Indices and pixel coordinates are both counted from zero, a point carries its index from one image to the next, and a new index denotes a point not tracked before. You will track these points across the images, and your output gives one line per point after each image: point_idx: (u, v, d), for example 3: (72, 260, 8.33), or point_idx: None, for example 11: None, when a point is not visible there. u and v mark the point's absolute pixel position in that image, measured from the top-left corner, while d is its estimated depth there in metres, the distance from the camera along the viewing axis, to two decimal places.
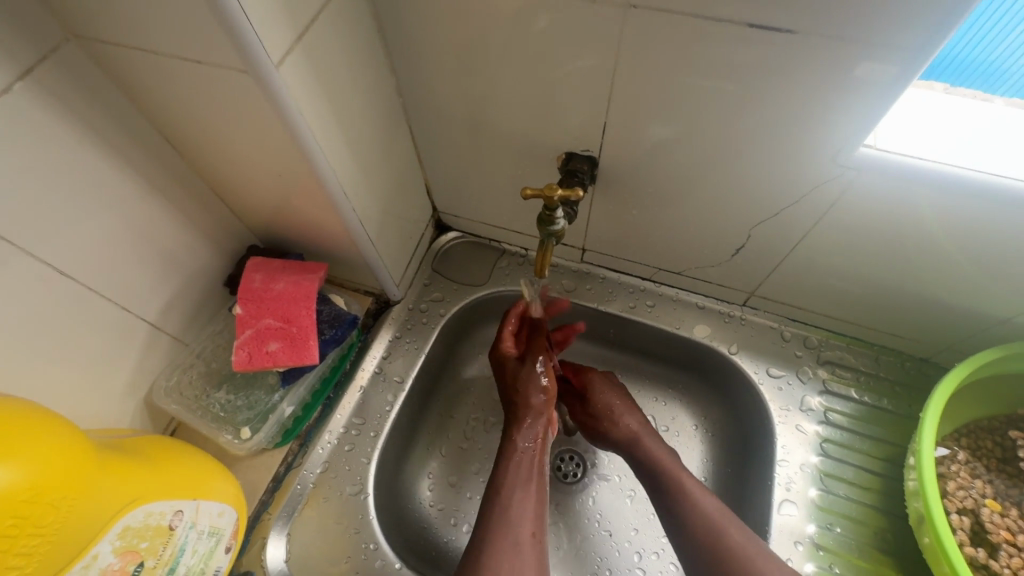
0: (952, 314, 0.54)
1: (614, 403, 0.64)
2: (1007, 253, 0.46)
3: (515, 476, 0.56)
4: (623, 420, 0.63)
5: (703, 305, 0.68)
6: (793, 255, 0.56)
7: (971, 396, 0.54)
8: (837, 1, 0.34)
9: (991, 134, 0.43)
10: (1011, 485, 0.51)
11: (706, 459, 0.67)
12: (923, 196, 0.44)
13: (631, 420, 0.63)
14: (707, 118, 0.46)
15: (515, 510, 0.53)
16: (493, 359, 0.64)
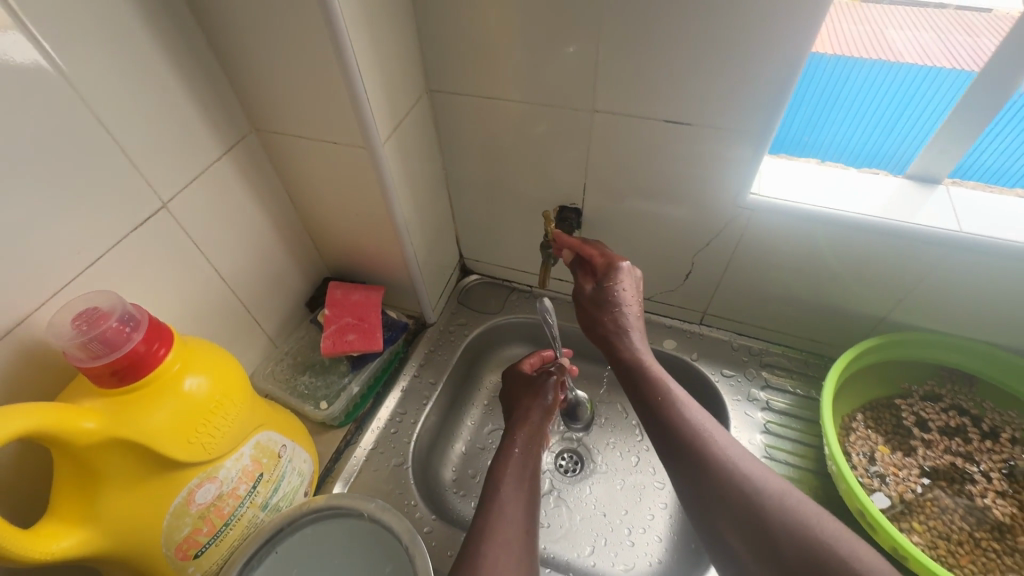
0: (848, 318, 0.73)
1: (622, 304, 0.64)
2: (864, 267, 0.67)
3: (512, 475, 0.58)
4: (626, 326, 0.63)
5: (669, 325, 0.87)
6: (729, 277, 0.76)
7: (870, 377, 0.71)
8: (714, 107, 0.59)
9: (836, 184, 0.66)
10: (899, 437, 0.67)
11: None
12: (798, 225, 0.66)
13: (630, 322, 0.64)
14: (650, 177, 0.69)
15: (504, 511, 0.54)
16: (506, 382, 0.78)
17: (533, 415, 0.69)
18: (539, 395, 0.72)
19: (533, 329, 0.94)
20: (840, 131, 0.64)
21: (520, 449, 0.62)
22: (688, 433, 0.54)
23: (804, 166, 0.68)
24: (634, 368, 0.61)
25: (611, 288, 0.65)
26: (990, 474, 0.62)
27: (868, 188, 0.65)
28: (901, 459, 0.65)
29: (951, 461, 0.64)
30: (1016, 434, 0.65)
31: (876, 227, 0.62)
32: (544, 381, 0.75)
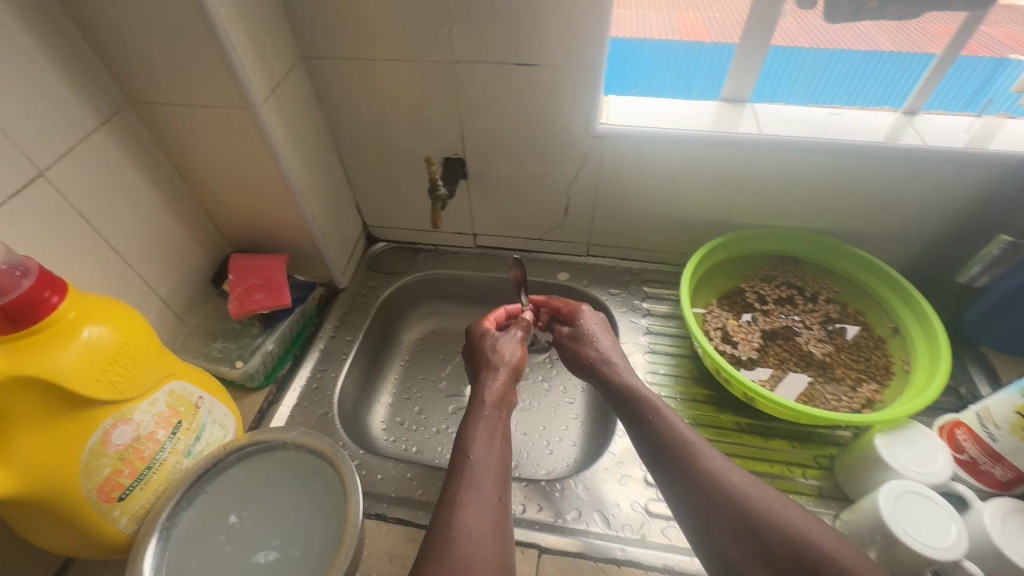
0: (698, 227, 0.87)
1: (598, 337, 0.72)
2: (700, 179, 0.80)
3: (481, 440, 0.57)
4: (603, 347, 0.71)
5: (562, 261, 0.98)
6: (600, 207, 0.88)
7: (723, 269, 0.84)
8: (554, 49, 0.69)
9: (668, 111, 0.78)
10: (745, 312, 0.81)
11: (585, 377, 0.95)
12: (644, 146, 0.77)
13: (608, 350, 0.71)
14: (516, 120, 0.78)
15: (477, 477, 0.53)
16: (470, 337, 0.75)
17: (499, 377, 0.67)
18: (508, 355, 0.70)
19: (442, 284, 1.01)
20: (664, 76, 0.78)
21: (488, 414, 0.61)
22: (677, 440, 0.57)
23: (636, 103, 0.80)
24: (618, 389, 0.66)
25: (583, 326, 0.74)
26: (809, 327, 0.78)
27: (694, 111, 0.78)
28: (746, 327, 0.79)
29: (784, 322, 0.79)
30: (829, 295, 0.82)
31: (701, 140, 0.75)
32: (515, 343, 0.73)
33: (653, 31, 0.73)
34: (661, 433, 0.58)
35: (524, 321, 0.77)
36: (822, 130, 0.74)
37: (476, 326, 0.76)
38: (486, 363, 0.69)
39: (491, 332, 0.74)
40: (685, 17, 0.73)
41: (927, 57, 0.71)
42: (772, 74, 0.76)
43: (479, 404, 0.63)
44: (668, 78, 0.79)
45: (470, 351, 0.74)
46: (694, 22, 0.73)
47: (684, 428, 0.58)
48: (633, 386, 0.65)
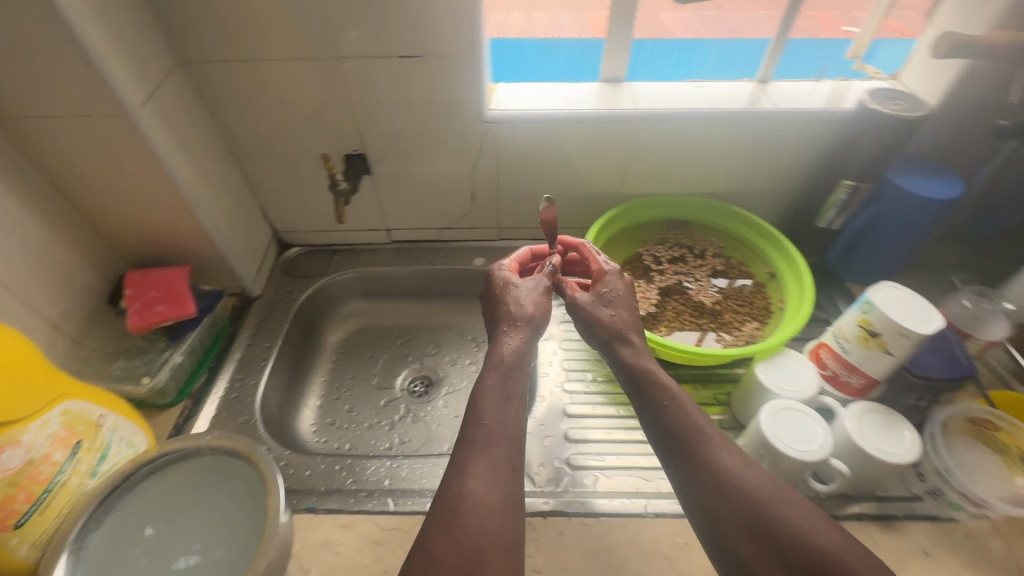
0: (596, 200, 0.93)
1: (618, 308, 0.66)
2: (590, 155, 0.86)
3: (493, 403, 0.55)
4: (618, 318, 0.65)
5: (476, 247, 1.02)
6: (503, 190, 0.92)
7: (623, 238, 0.91)
8: (434, 40, 0.72)
9: (553, 93, 0.84)
10: (643, 273, 0.88)
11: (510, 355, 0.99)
12: (533, 127, 0.82)
13: (627, 325, 0.64)
14: (410, 112, 0.81)
15: (483, 445, 0.51)
16: (490, 281, 0.70)
17: (518, 331, 0.63)
18: (530, 308, 0.65)
19: (361, 282, 1.02)
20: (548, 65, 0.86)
21: (504, 373, 0.58)
22: (690, 428, 0.54)
23: (524, 88, 0.85)
24: (631, 371, 0.61)
25: (607, 291, 0.67)
26: (698, 280, 0.86)
27: (577, 91, 0.84)
28: (644, 285, 0.86)
29: (677, 278, 0.86)
30: (715, 251, 0.90)
31: (584, 118, 0.81)
32: (542, 297, 0.67)
33: (531, 28, 0.83)
34: (673, 420, 0.55)
35: (549, 272, 0.70)
36: (689, 101, 0.82)
37: (498, 272, 0.71)
38: (507, 315, 0.65)
39: (515, 280, 0.69)
40: (552, 17, 0.83)
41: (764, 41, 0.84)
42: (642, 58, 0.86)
43: (496, 362, 0.59)
44: (547, 69, 0.86)
45: (489, 294, 0.70)
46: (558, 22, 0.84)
47: (698, 415, 0.55)
48: (644, 368, 0.61)
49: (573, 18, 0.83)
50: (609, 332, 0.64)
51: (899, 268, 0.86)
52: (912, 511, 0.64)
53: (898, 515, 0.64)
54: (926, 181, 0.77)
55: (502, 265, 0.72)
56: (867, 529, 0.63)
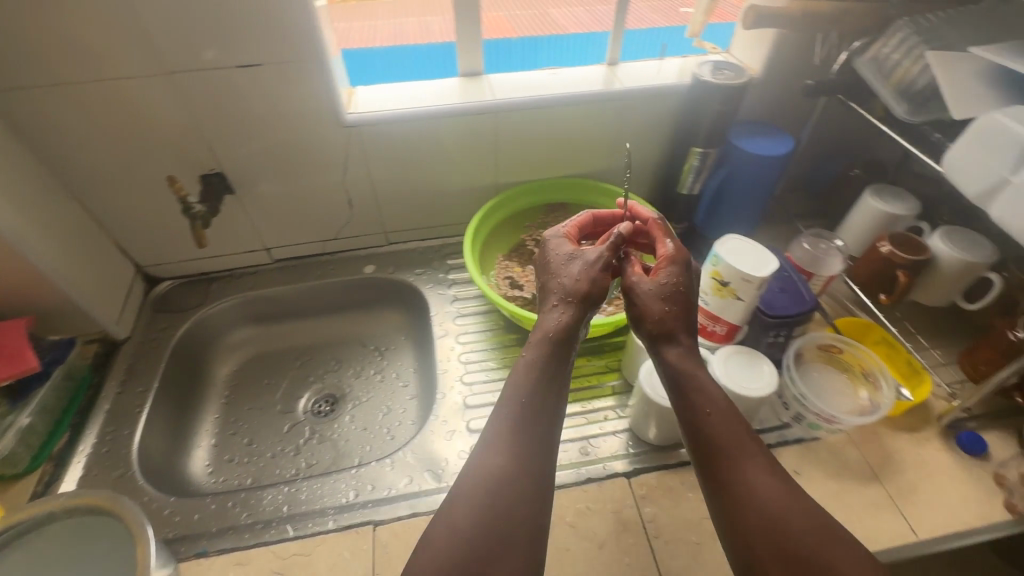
0: (474, 193, 0.95)
1: (675, 306, 0.55)
2: (459, 150, 0.88)
3: (521, 382, 0.53)
4: (665, 316, 0.55)
5: (365, 254, 1.00)
6: (380, 193, 0.91)
7: (506, 227, 0.93)
8: (273, 47, 0.70)
9: (412, 92, 0.84)
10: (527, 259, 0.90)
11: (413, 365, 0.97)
12: (396, 127, 0.82)
13: (680, 327, 0.55)
14: (263, 123, 0.78)
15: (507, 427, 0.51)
16: (546, 245, 0.63)
17: (562, 312, 0.56)
18: (585, 283, 0.57)
19: (247, 308, 0.96)
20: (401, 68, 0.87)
21: (537, 355, 0.54)
22: (728, 448, 0.50)
23: (382, 87, 0.84)
24: (679, 377, 0.54)
25: (667, 284, 0.56)
26: None
27: (435, 87, 0.85)
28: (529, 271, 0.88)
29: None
30: None
31: (443, 113, 0.82)
32: (603, 274, 0.58)
33: (376, 39, 0.86)
34: (712, 434, 0.51)
35: (614, 242, 0.59)
36: (544, 87, 0.85)
37: (552, 242, 0.64)
38: (553, 289, 0.59)
39: (571, 251, 0.61)
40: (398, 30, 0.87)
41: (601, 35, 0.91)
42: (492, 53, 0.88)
43: (531, 346, 0.55)
44: (402, 70, 0.87)
45: (540, 259, 0.63)
46: (406, 28, 0.87)
47: (738, 435, 0.51)
48: (691, 372, 0.54)
49: (417, 25, 0.87)
50: (654, 331, 0.55)
51: (755, 223, 0.95)
52: (784, 438, 0.71)
53: (773, 444, 0.70)
54: (761, 141, 0.86)
55: (559, 233, 0.65)
56: None
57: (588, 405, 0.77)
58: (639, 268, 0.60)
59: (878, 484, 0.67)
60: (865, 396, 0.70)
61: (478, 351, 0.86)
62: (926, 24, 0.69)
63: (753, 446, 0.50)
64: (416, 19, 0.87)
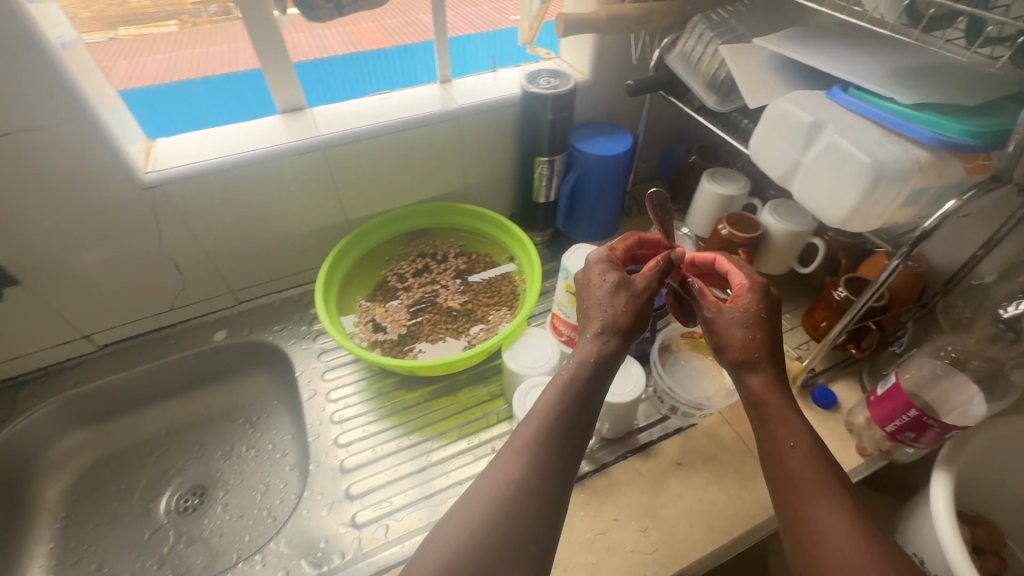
0: (324, 234, 0.88)
1: (757, 336, 0.56)
2: (293, 193, 0.80)
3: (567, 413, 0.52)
4: (750, 345, 0.55)
5: (214, 319, 0.89)
6: (213, 251, 0.81)
7: (364, 267, 0.88)
8: (22, 110, 0.59)
9: (222, 139, 0.75)
10: (387, 298, 0.85)
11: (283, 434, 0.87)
12: (210, 180, 0.73)
13: (763, 353, 0.55)
14: (36, 196, 0.66)
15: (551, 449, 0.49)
16: (597, 269, 0.59)
17: (617, 341, 0.55)
18: (623, 316, 0.55)
19: (73, 408, 0.82)
20: (212, 111, 0.78)
21: (585, 385, 0.53)
22: (806, 479, 0.50)
23: (185, 139, 0.75)
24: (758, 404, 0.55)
25: (748, 314, 0.56)
26: (446, 286, 0.86)
27: (251, 130, 0.77)
28: (391, 310, 0.83)
29: (424, 290, 0.86)
30: (457, 251, 0.91)
31: (261, 158, 0.74)
32: (651, 300, 0.56)
33: (172, 72, 0.76)
34: (790, 467, 0.51)
35: (662, 269, 0.58)
36: (373, 114, 0.80)
37: (595, 267, 0.59)
38: (609, 315, 0.56)
39: (616, 279, 0.57)
40: (197, 56, 0.77)
41: (428, 44, 0.87)
42: (314, 86, 0.83)
43: (590, 381, 0.54)
44: (202, 115, 0.78)
45: (584, 285, 0.59)
46: (186, 61, 0.76)
47: (821, 469, 0.51)
48: (773, 401, 0.54)
49: (219, 51, 0.78)
50: (739, 361, 0.56)
51: (615, 221, 0.97)
52: (664, 432, 0.72)
53: (655, 440, 0.72)
54: (602, 142, 0.87)
55: (605, 256, 0.59)
56: (632, 464, 0.69)
57: (472, 442, 0.74)
58: (710, 297, 0.59)
59: (751, 458, 0.70)
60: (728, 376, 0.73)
61: (353, 404, 0.79)
62: (718, 19, 0.73)
63: (830, 479, 0.50)
64: (217, 45, 0.77)
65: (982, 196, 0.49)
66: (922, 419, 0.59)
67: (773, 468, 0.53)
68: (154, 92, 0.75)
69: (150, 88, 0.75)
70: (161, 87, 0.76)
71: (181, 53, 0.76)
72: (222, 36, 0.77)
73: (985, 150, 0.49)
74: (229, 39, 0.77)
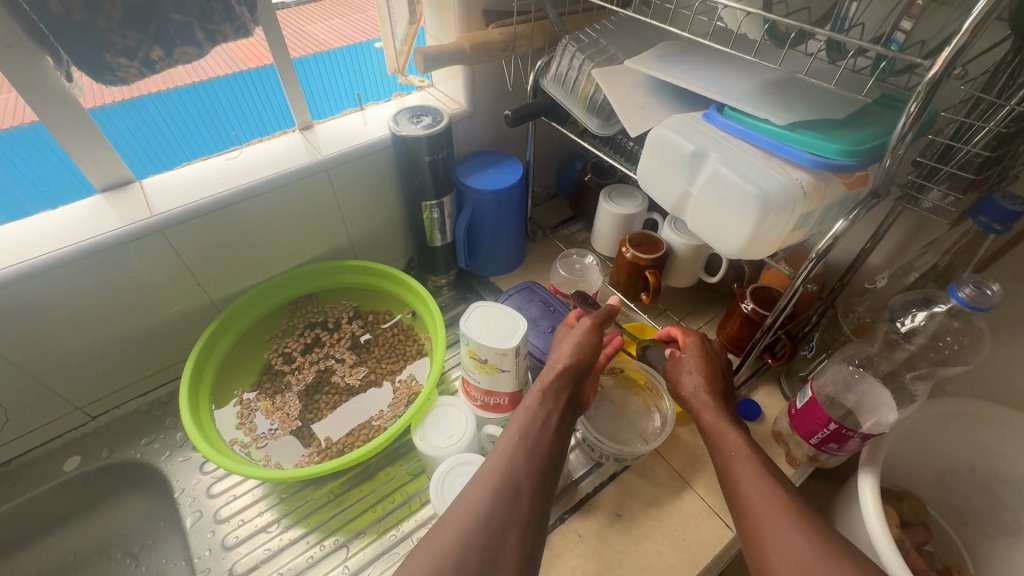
0: (186, 320, 0.75)
1: (697, 371, 0.63)
2: (134, 285, 0.67)
3: (516, 471, 0.49)
4: (696, 380, 0.62)
5: (63, 444, 0.74)
6: (40, 369, 0.66)
7: (241, 354, 0.76)
8: None
9: (24, 237, 0.61)
10: (273, 389, 0.74)
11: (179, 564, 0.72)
12: (12, 291, 0.59)
13: (706, 383, 0.61)
14: None
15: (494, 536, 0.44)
16: (562, 331, 0.68)
17: (575, 365, 0.60)
18: (573, 348, 0.61)
19: None
20: (35, 185, 0.64)
21: (545, 409, 0.55)
22: (748, 482, 0.51)
23: (20, 227, 0.62)
24: (706, 424, 0.58)
25: (688, 359, 0.64)
26: (342, 359, 0.78)
27: (64, 219, 0.63)
28: (279, 401, 0.73)
29: (317, 369, 0.77)
30: (351, 314, 0.82)
31: (79, 254, 0.60)
32: (599, 334, 0.64)
33: None
34: (734, 472, 0.53)
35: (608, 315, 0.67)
36: (218, 179, 0.69)
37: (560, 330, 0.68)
38: (567, 349, 0.62)
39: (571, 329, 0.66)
40: None
41: (266, 69, 0.72)
42: (157, 140, 0.69)
43: (554, 405, 0.56)
44: (41, 182, 0.64)
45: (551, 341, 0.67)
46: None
47: (761, 470, 0.52)
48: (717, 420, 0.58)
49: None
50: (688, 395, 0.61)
51: (519, 253, 0.92)
52: (599, 481, 0.68)
53: (591, 493, 0.67)
54: (491, 174, 0.81)
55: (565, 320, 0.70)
56: (571, 526, 0.64)
57: (395, 536, 0.65)
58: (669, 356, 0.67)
59: (689, 492, 0.67)
60: (656, 411, 0.70)
61: (250, 518, 0.68)
62: (587, 38, 0.69)
63: (769, 482, 0.50)
64: None
65: (866, 213, 0.48)
66: (842, 432, 0.57)
67: (725, 483, 0.53)
68: None
69: None
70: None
71: None
72: None
73: (863, 167, 0.47)
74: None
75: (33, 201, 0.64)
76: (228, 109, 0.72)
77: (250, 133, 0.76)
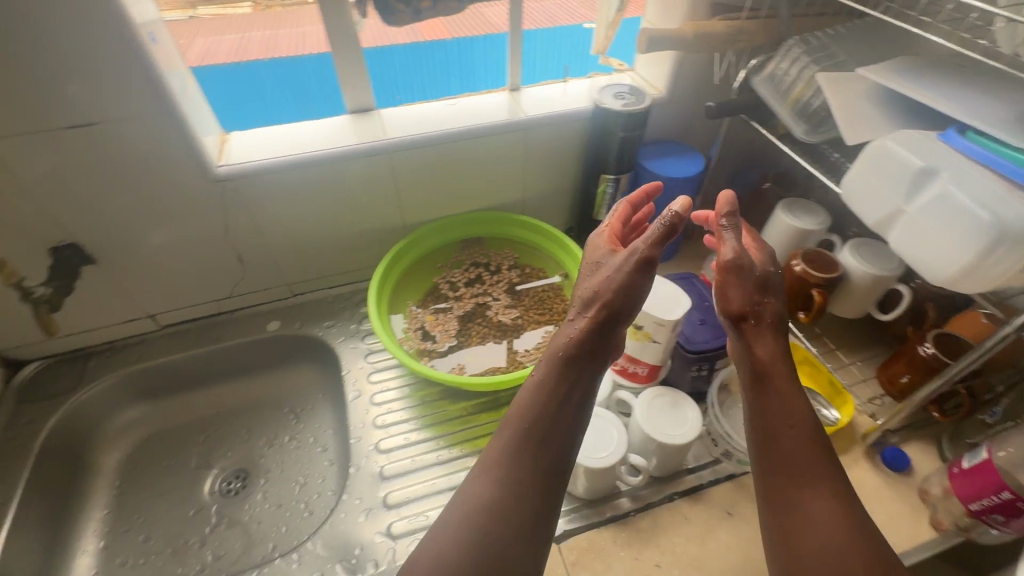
0: (381, 234, 0.88)
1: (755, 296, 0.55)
2: (357, 194, 0.81)
3: None
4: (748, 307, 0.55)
5: (269, 309, 0.91)
6: (273, 243, 0.83)
7: (417, 273, 0.88)
8: (104, 97, 0.61)
9: (294, 137, 0.76)
10: (440, 307, 0.85)
11: (333, 430, 0.87)
12: (279, 176, 0.74)
13: (767, 315, 0.55)
14: (116, 180, 0.68)
15: None
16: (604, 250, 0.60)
17: (598, 327, 0.53)
18: (609, 293, 0.54)
19: (135, 383, 0.86)
20: (292, 102, 0.79)
21: (560, 379, 0.52)
22: (798, 464, 0.48)
23: (290, 129, 0.77)
24: (760, 367, 0.53)
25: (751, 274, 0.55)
26: (496, 298, 0.87)
27: (322, 128, 0.77)
28: (441, 319, 0.84)
29: (475, 301, 0.86)
30: (511, 263, 0.90)
31: (330, 158, 0.74)
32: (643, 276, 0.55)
33: (253, 53, 0.75)
34: (782, 445, 0.50)
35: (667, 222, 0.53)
36: (440, 119, 0.79)
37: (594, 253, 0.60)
38: (598, 299, 0.55)
39: (599, 261, 0.59)
40: (276, 40, 0.76)
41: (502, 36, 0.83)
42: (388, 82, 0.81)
43: (570, 375, 0.52)
44: (296, 100, 0.79)
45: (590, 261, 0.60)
46: (286, 39, 0.76)
47: (814, 456, 0.48)
48: (777, 372, 0.52)
49: (290, 36, 0.76)
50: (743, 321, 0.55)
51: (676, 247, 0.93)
52: (715, 476, 0.68)
53: (706, 484, 0.68)
54: (672, 161, 0.83)
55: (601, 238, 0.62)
56: (678, 507, 0.66)
57: None
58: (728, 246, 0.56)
59: None
60: None
61: (396, 408, 0.79)
62: (816, 42, 0.68)
63: (824, 474, 0.47)
64: (286, 30, 0.76)
65: None
66: (1015, 503, 0.52)
67: (766, 453, 0.50)
68: (238, 72, 0.75)
69: (229, 68, 0.75)
70: (264, 64, 0.76)
71: (280, 33, 0.76)
72: (289, 20, 0.76)
73: None
74: (294, 22, 0.76)
75: (287, 114, 0.79)
76: (422, 71, 0.82)
77: (410, 99, 0.83)
